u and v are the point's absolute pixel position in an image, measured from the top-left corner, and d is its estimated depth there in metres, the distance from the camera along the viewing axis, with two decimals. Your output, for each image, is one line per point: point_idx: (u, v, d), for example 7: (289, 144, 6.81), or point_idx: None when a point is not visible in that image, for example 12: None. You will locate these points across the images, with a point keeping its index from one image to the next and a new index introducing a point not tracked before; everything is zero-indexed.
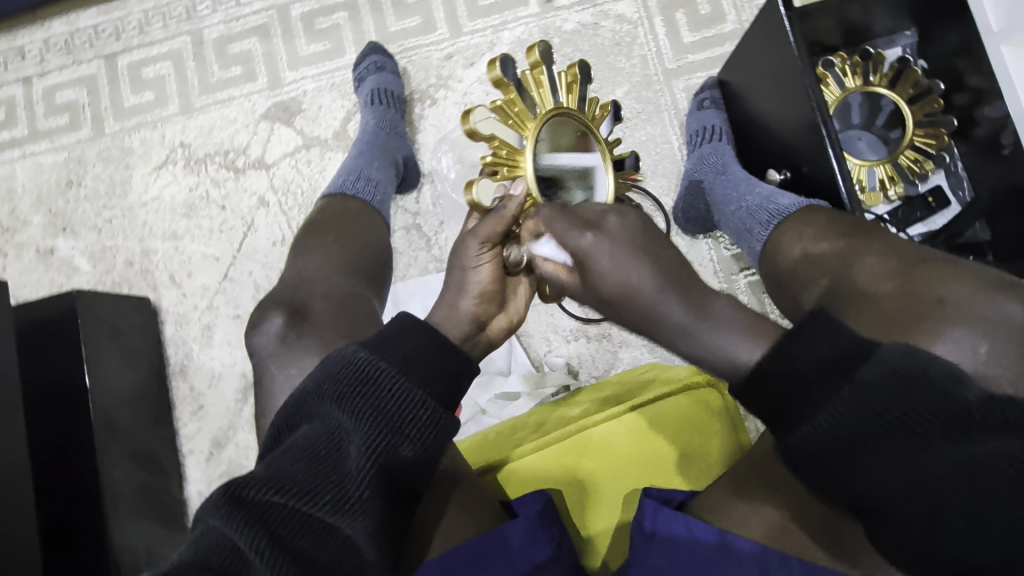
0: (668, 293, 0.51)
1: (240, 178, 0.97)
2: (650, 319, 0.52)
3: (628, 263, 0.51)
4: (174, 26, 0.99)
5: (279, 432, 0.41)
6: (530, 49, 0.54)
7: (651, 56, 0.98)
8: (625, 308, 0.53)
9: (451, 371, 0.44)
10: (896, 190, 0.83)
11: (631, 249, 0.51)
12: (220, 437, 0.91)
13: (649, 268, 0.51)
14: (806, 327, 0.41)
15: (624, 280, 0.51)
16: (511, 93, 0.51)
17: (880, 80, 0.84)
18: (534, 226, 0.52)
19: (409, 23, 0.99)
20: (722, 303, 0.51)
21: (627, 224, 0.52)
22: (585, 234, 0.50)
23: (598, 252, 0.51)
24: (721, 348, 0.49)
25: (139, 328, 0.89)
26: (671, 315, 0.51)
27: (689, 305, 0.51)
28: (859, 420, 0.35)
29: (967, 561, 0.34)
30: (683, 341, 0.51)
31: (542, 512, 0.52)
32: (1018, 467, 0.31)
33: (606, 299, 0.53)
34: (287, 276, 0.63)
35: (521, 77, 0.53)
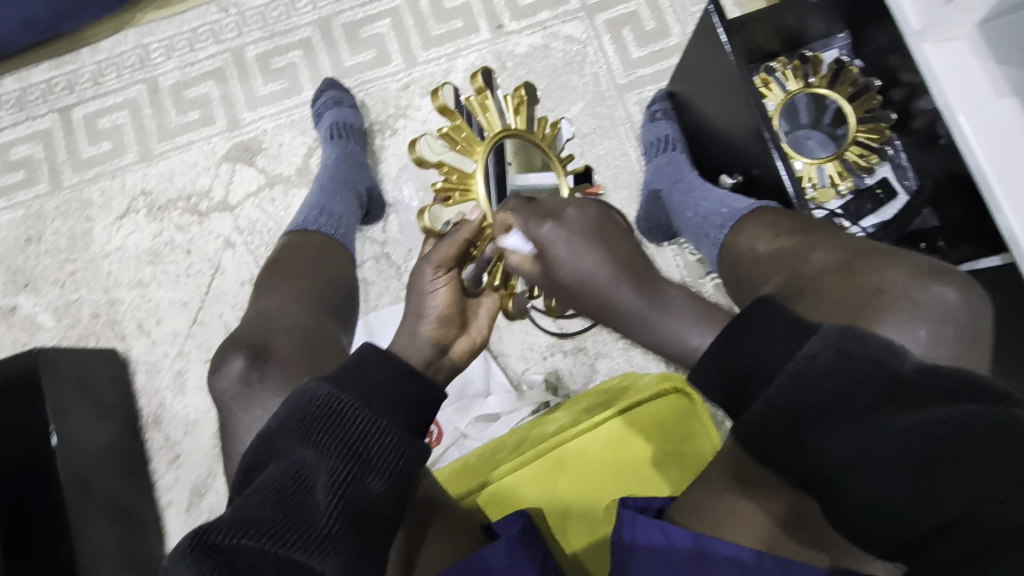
0: (622, 280, 0.56)
1: (204, 221, 0.96)
2: (609, 309, 0.57)
3: (582, 250, 0.54)
4: (128, 76, 0.99)
5: (245, 475, 0.41)
6: (474, 74, 0.54)
7: (602, 73, 1.01)
8: (580, 293, 0.56)
9: (418, 399, 0.45)
10: (846, 184, 0.86)
11: (587, 238, 0.54)
12: (200, 485, 0.89)
13: (603, 253, 0.55)
14: (748, 319, 0.44)
15: (579, 266, 0.54)
16: (457, 119, 0.52)
17: (821, 81, 0.88)
18: (506, 219, 0.52)
19: (364, 57, 1.01)
20: (675, 294, 0.58)
21: (585, 214, 0.55)
22: (544, 224, 0.52)
23: (556, 242, 0.52)
24: (677, 333, 0.56)
25: (108, 380, 0.87)
26: (625, 301, 0.56)
27: (639, 290, 0.57)
28: (807, 389, 0.36)
29: (914, 530, 0.33)
30: (642, 330, 0.58)
31: (522, 532, 0.52)
32: (958, 428, 0.31)
33: (561, 285, 0.55)
34: (251, 317, 0.63)
35: (466, 102, 0.53)
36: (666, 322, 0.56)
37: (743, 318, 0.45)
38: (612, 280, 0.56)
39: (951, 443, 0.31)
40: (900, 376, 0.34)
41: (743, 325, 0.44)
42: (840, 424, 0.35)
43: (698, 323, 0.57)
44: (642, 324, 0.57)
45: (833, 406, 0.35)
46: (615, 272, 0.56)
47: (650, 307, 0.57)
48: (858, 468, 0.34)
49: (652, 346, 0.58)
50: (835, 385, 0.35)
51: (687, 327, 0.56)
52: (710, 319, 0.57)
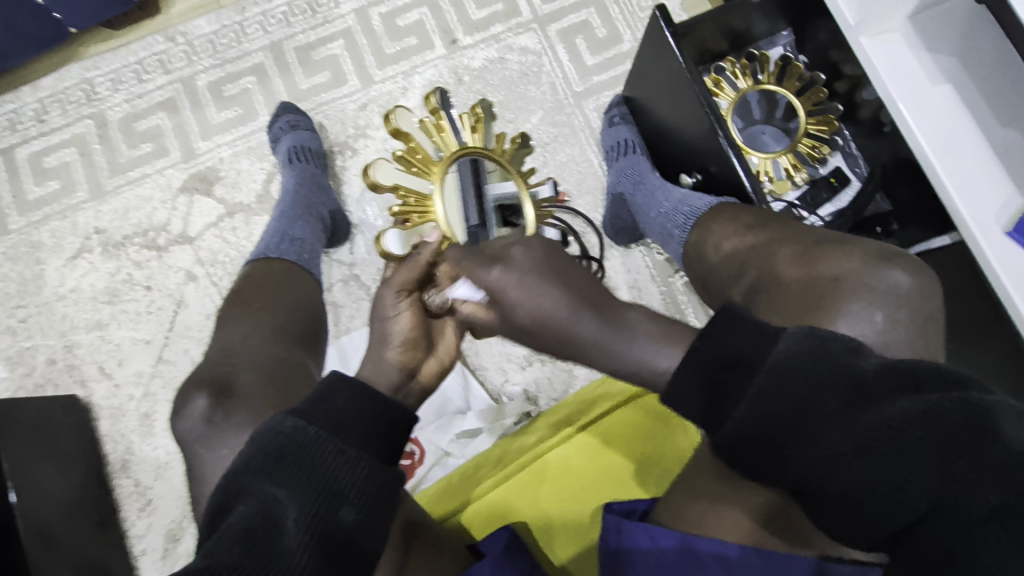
0: (582, 314, 0.51)
1: (164, 256, 0.94)
2: (572, 344, 0.52)
3: (535, 289, 0.50)
4: (74, 112, 0.97)
5: (212, 518, 0.39)
6: (428, 98, 0.57)
7: (559, 82, 1.03)
8: (541, 335, 0.52)
9: (388, 424, 0.44)
10: (801, 176, 0.90)
11: (540, 276, 0.50)
12: (175, 530, 0.85)
13: (557, 291, 0.50)
14: (713, 327, 0.44)
15: (535, 307, 0.50)
16: (411, 141, 0.54)
17: (768, 78, 0.91)
18: (448, 271, 0.52)
19: (319, 79, 1.00)
20: (637, 316, 0.52)
21: (532, 251, 0.51)
22: (492, 268, 0.50)
23: (507, 287, 0.50)
24: (644, 359, 0.50)
25: (70, 429, 0.84)
26: (585, 335, 0.51)
27: (603, 320, 0.51)
28: (779, 396, 0.37)
29: (892, 524, 0.33)
30: (602, 358, 0.51)
31: (507, 549, 0.51)
32: (924, 425, 0.32)
33: (520, 327, 0.52)
34: (213, 351, 0.61)
35: (420, 126, 0.55)
36: (631, 348, 0.51)
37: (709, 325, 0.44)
38: (572, 316, 0.51)
39: (917, 439, 0.32)
40: (861, 374, 0.35)
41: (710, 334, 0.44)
42: (812, 430, 0.35)
43: (662, 342, 0.51)
44: (604, 354, 0.51)
45: (802, 412, 0.36)
46: (573, 311, 0.50)
47: (612, 334, 0.51)
48: (831, 470, 0.34)
49: (616, 371, 0.52)
50: (803, 391, 0.36)
51: (651, 350, 0.50)
52: (677, 335, 0.51)
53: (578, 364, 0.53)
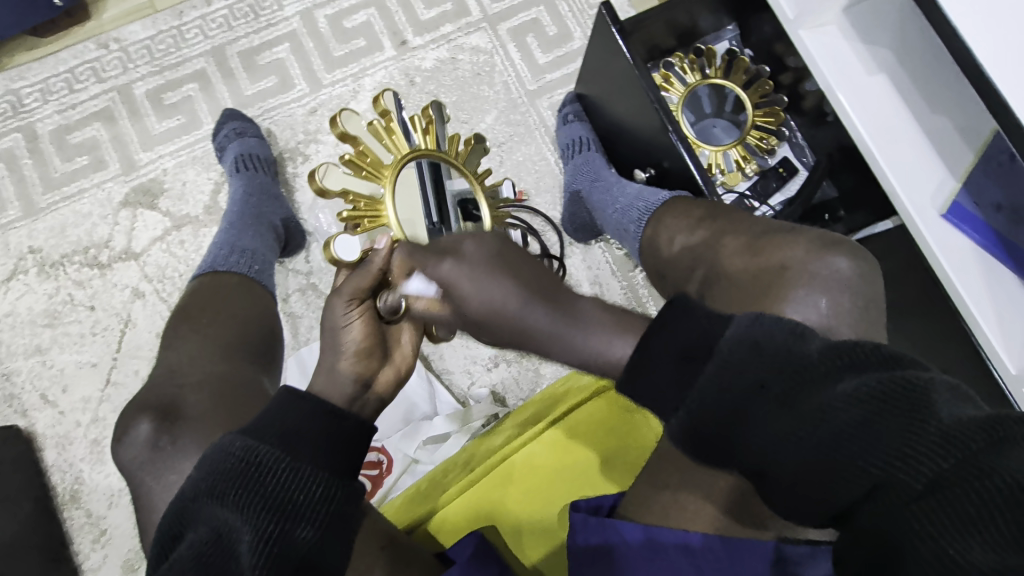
0: (533, 304, 0.53)
1: (107, 274, 0.89)
2: (520, 333, 0.54)
3: (483, 280, 0.52)
4: (0, 125, 0.91)
5: (164, 549, 0.38)
6: (376, 98, 0.56)
7: (512, 81, 1.02)
8: (494, 326, 0.54)
9: (343, 435, 0.43)
10: (751, 167, 0.92)
11: (489, 269, 0.52)
12: (134, 560, 0.82)
13: (509, 282, 0.53)
14: (666, 317, 0.48)
15: (487, 300, 0.52)
16: (361, 145, 0.54)
17: (716, 73, 0.93)
18: (402, 266, 0.52)
19: (265, 84, 0.97)
20: (589, 306, 0.55)
21: (484, 246, 0.54)
22: (443, 261, 0.52)
23: (459, 279, 0.52)
24: (599, 348, 0.53)
25: (11, 462, 0.79)
26: (539, 323, 0.53)
27: (555, 309, 0.54)
28: (731, 378, 0.40)
29: (840, 502, 0.34)
30: (558, 348, 0.54)
31: (475, 555, 0.51)
32: (863, 399, 0.33)
33: (474, 318, 0.54)
34: (161, 372, 0.59)
35: (369, 129, 0.55)
36: (583, 336, 0.53)
37: (662, 316, 0.48)
38: (523, 306, 0.53)
39: (855, 418, 0.33)
40: (803, 358, 0.37)
41: (660, 324, 0.48)
42: (760, 411, 0.37)
43: (617, 332, 0.53)
44: (558, 342, 0.54)
45: (750, 394, 0.38)
46: (522, 300, 0.53)
47: (563, 325, 0.53)
48: (780, 450, 0.36)
49: (580, 364, 0.54)
50: (752, 371, 0.39)
51: (606, 338, 0.53)
52: (630, 324, 0.54)
53: (531, 352, 0.56)
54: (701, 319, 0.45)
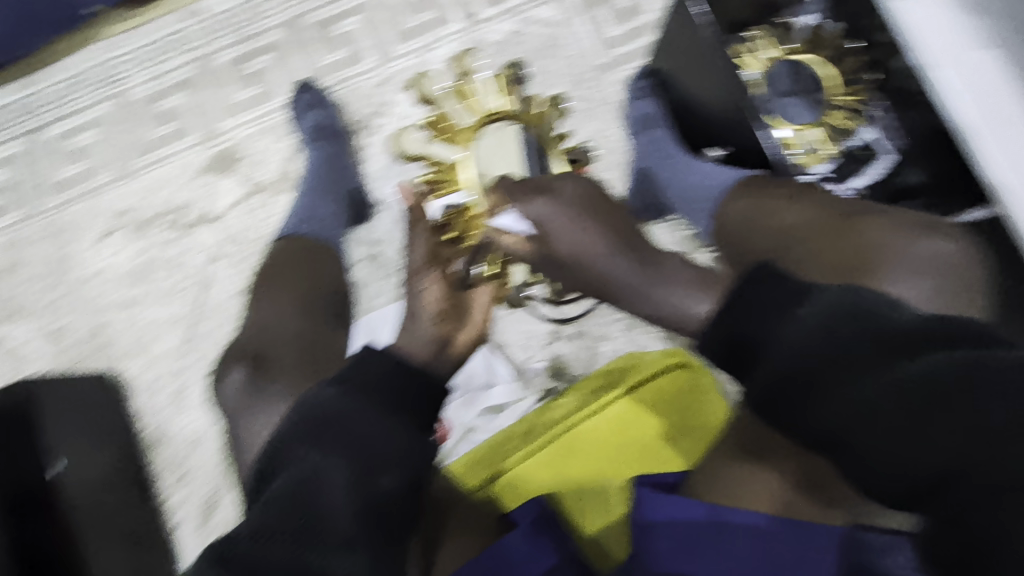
0: (613, 248, 0.67)
1: (190, 236, 0.95)
2: (607, 279, 0.67)
3: (576, 222, 0.65)
4: (96, 91, 0.96)
5: (257, 487, 0.41)
6: (464, 77, 0.70)
7: (581, 54, 1.00)
8: (579, 268, 0.67)
9: (420, 392, 0.45)
10: (831, 150, 0.83)
11: (580, 211, 0.66)
12: (211, 501, 0.88)
13: (600, 227, 0.66)
14: (754, 281, 0.48)
15: (577, 240, 0.65)
16: (451, 124, 0.73)
17: (800, 46, 0.84)
18: (497, 200, 0.67)
19: (337, 56, 0.98)
20: (673, 263, 0.69)
21: (577, 189, 0.67)
22: (539, 199, 0.64)
23: (552, 216, 0.65)
24: (677, 302, 0.66)
25: (106, 404, 0.86)
26: (618, 264, 0.66)
27: (633, 259, 0.67)
28: (816, 341, 0.41)
29: (910, 479, 0.36)
30: (635, 300, 0.68)
31: (539, 517, 0.53)
32: (957, 373, 0.35)
33: (559, 258, 0.67)
34: (249, 326, 0.63)
35: (458, 104, 0.74)
36: (661, 291, 0.66)
37: (749, 279, 0.48)
38: (611, 250, 0.66)
39: (946, 389, 0.35)
40: (891, 327, 0.40)
41: (755, 287, 0.47)
42: (844, 376, 0.39)
43: (682, 287, 0.67)
44: (636, 292, 0.67)
45: (835, 362, 0.40)
46: (610, 245, 0.66)
47: (643, 279, 0.67)
48: (867, 421, 0.38)
49: (651, 312, 0.68)
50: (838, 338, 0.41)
51: (677, 295, 0.66)
52: (705, 283, 0.67)
53: (608, 301, 0.68)
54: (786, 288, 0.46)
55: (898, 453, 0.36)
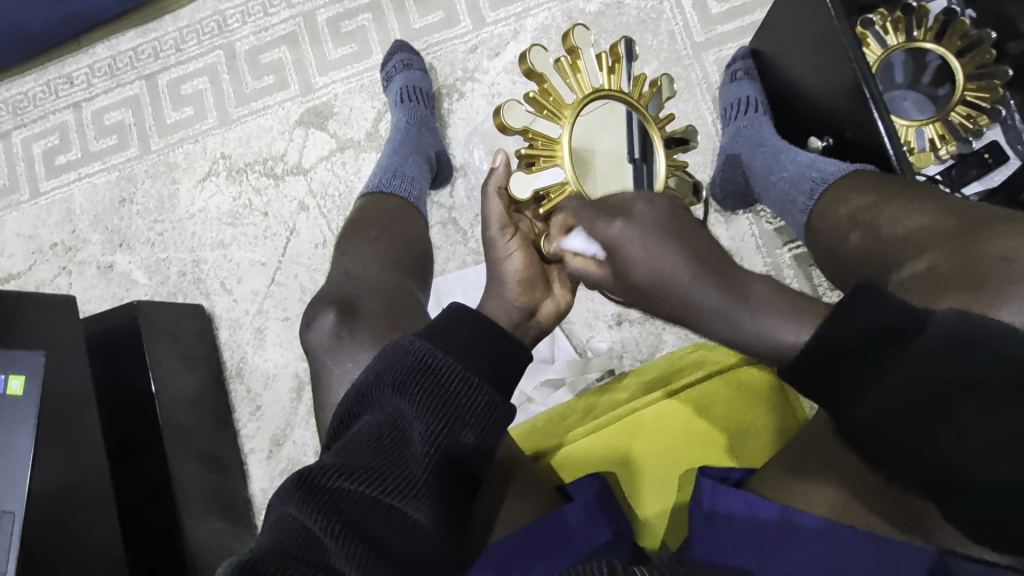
0: (702, 279, 0.52)
1: (280, 185, 0.99)
2: (686, 308, 0.53)
3: (657, 247, 0.52)
4: (207, 42, 1.02)
5: (342, 423, 0.43)
6: (566, 34, 0.58)
7: (679, 31, 0.96)
8: (656, 295, 0.54)
9: (505, 358, 0.45)
10: (949, 148, 0.77)
11: (662, 235, 0.53)
12: (279, 436, 0.94)
13: (678, 249, 0.52)
14: (848, 307, 0.40)
15: (655, 267, 0.52)
16: (545, 83, 0.57)
17: (925, 35, 0.78)
18: (562, 220, 0.56)
19: (432, 19, 0.99)
20: (760, 286, 0.53)
21: (655, 209, 0.54)
22: (614, 222, 0.53)
23: (629, 241, 0.53)
24: (769, 331, 0.49)
25: (196, 334, 0.93)
26: (706, 299, 0.52)
27: (724, 288, 0.52)
28: (915, 387, 0.36)
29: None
30: (720, 326, 0.52)
31: (599, 495, 0.53)
32: None
33: (635, 286, 0.54)
34: (336, 274, 0.66)
35: (556, 65, 0.57)
36: (755, 319, 0.50)
37: (841, 306, 0.40)
38: (692, 281, 0.52)
39: None
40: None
41: (845, 314, 0.40)
42: (956, 422, 0.35)
43: (793, 320, 0.49)
44: (724, 320, 0.51)
45: (947, 408, 0.35)
46: (692, 275, 0.52)
47: (733, 302, 0.51)
48: (977, 460, 0.35)
49: (736, 341, 0.52)
50: (942, 385, 0.35)
51: (777, 324, 0.49)
52: (806, 313, 0.50)
53: (685, 327, 0.55)
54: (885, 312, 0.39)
55: (1011, 492, 0.35)
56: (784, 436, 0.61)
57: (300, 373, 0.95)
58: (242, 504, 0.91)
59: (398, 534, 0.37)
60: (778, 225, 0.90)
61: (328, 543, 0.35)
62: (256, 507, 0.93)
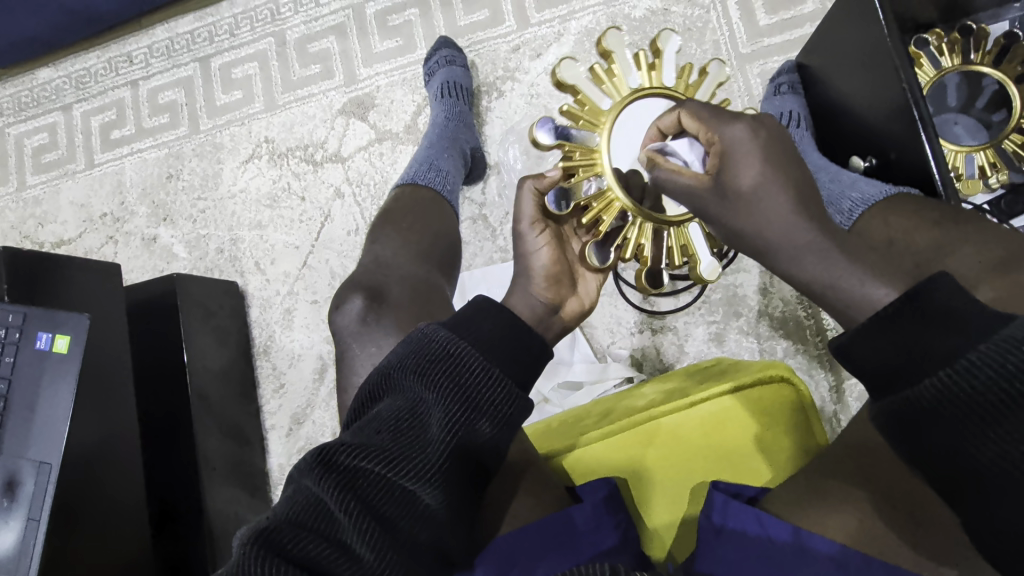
0: (804, 203, 0.50)
1: (319, 171, 1.02)
2: (782, 231, 0.50)
3: (772, 162, 0.49)
4: (260, 29, 1.05)
5: (363, 404, 0.44)
6: (599, 38, 0.58)
7: (724, 41, 0.95)
8: (755, 211, 0.50)
9: (529, 353, 0.46)
10: (1000, 177, 0.74)
11: (780, 153, 0.50)
12: (300, 415, 0.97)
13: (792, 174, 0.50)
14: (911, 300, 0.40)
15: (766, 181, 0.49)
16: (580, 93, 0.57)
17: (983, 58, 0.75)
18: (672, 121, 0.53)
19: (477, 16, 1.00)
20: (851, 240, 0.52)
21: (772, 128, 0.51)
22: (736, 124, 0.50)
23: (745, 146, 0.50)
24: (843, 283, 0.50)
25: (229, 310, 0.96)
26: (803, 225, 0.50)
27: (820, 220, 0.50)
28: (946, 403, 0.35)
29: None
30: (810, 256, 0.50)
31: (609, 497, 0.53)
32: None
33: (736, 199, 0.50)
34: (366, 261, 0.68)
35: (590, 74, 0.57)
36: (842, 262, 0.50)
37: (906, 300, 0.40)
38: (798, 205, 0.50)
39: None
40: None
41: (907, 315, 0.40)
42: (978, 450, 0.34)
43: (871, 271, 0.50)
44: (819, 253, 0.50)
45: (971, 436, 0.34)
46: (797, 194, 0.50)
47: (828, 238, 0.50)
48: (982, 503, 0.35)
49: (807, 284, 0.52)
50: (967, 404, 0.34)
51: (857, 276, 0.49)
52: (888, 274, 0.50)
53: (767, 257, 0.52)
54: (943, 321, 0.38)
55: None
56: (802, 456, 0.61)
57: (324, 356, 0.97)
58: (260, 478, 0.94)
59: (408, 515, 0.39)
60: None
61: (341, 517, 0.37)
62: (272, 482, 0.96)
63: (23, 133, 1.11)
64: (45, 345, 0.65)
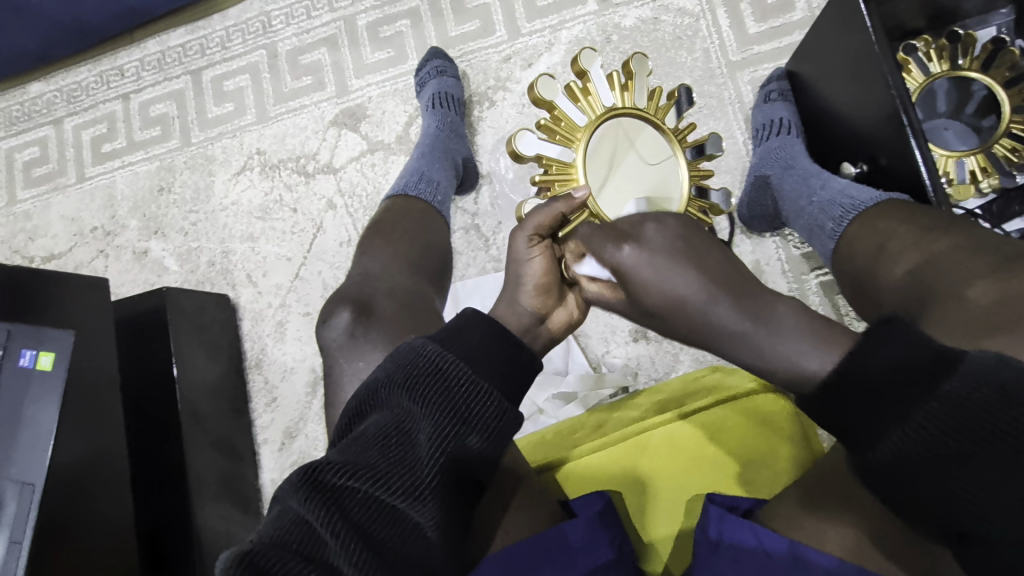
0: (716, 299, 0.51)
1: (311, 182, 1.02)
2: (703, 327, 0.52)
3: (668, 272, 0.51)
4: (251, 41, 1.05)
5: (349, 420, 0.44)
6: (574, 58, 0.59)
7: (714, 49, 0.95)
8: (673, 318, 0.53)
9: (516, 367, 0.45)
10: (991, 182, 0.74)
11: (672, 256, 0.51)
12: (293, 429, 0.96)
13: (693, 271, 0.51)
14: (874, 335, 0.40)
15: (667, 290, 0.51)
16: (556, 110, 0.57)
17: (970, 64, 0.76)
18: (577, 247, 0.55)
19: (469, 27, 1.00)
20: (787, 309, 0.52)
21: (666, 232, 0.52)
22: (623, 247, 0.51)
23: (639, 265, 0.51)
24: (792, 356, 0.50)
25: (220, 323, 0.96)
26: (723, 320, 0.51)
27: (741, 309, 0.51)
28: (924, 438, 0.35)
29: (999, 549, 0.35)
30: (740, 347, 0.52)
31: (603, 511, 0.52)
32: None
33: (648, 309, 0.53)
34: (355, 274, 0.67)
35: (564, 93, 0.58)
36: (777, 337, 0.50)
37: (867, 334, 0.40)
38: (707, 301, 0.51)
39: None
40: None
41: (877, 343, 0.40)
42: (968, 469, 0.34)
43: (816, 340, 0.50)
44: (745, 343, 0.51)
45: (955, 459, 0.34)
46: (709, 293, 0.51)
47: (755, 326, 0.51)
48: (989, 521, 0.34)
49: (757, 365, 0.52)
50: (960, 438, 0.34)
51: (801, 342, 0.50)
52: (827, 334, 0.50)
53: (702, 348, 0.54)
54: (910, 345, 0.38)
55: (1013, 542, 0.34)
56: (801, 466, 0.60)
57: (316, 369, 0.97)
58: (251, 494, 0.92)
59: (396, 535, 0.38)
60: (806, 250, 0.88)
61: (327, 538, 0.36)
62: (264, 498, 0.94)
63: (13, 147, 1.10)
64: (28, 363, 0.64)
